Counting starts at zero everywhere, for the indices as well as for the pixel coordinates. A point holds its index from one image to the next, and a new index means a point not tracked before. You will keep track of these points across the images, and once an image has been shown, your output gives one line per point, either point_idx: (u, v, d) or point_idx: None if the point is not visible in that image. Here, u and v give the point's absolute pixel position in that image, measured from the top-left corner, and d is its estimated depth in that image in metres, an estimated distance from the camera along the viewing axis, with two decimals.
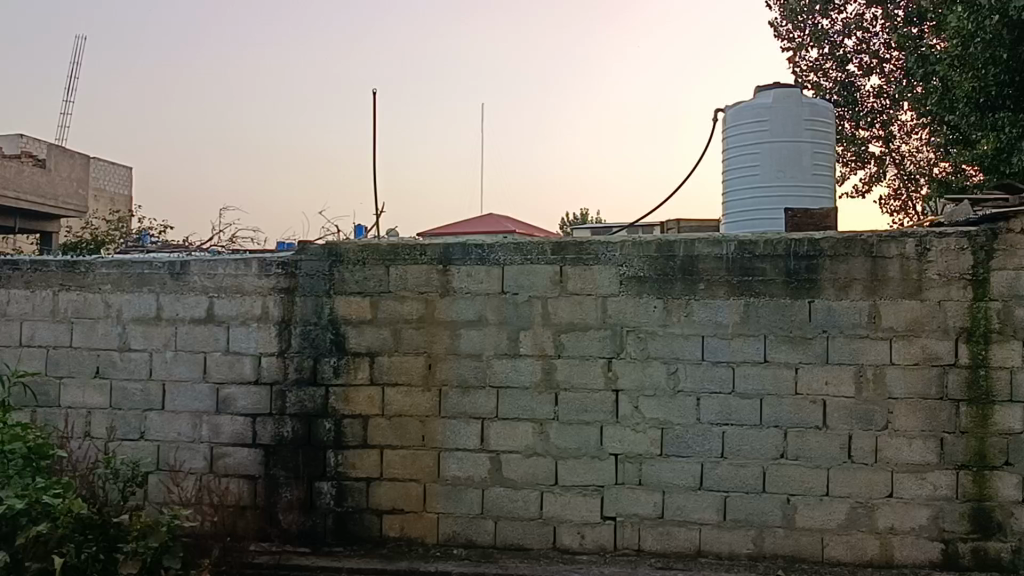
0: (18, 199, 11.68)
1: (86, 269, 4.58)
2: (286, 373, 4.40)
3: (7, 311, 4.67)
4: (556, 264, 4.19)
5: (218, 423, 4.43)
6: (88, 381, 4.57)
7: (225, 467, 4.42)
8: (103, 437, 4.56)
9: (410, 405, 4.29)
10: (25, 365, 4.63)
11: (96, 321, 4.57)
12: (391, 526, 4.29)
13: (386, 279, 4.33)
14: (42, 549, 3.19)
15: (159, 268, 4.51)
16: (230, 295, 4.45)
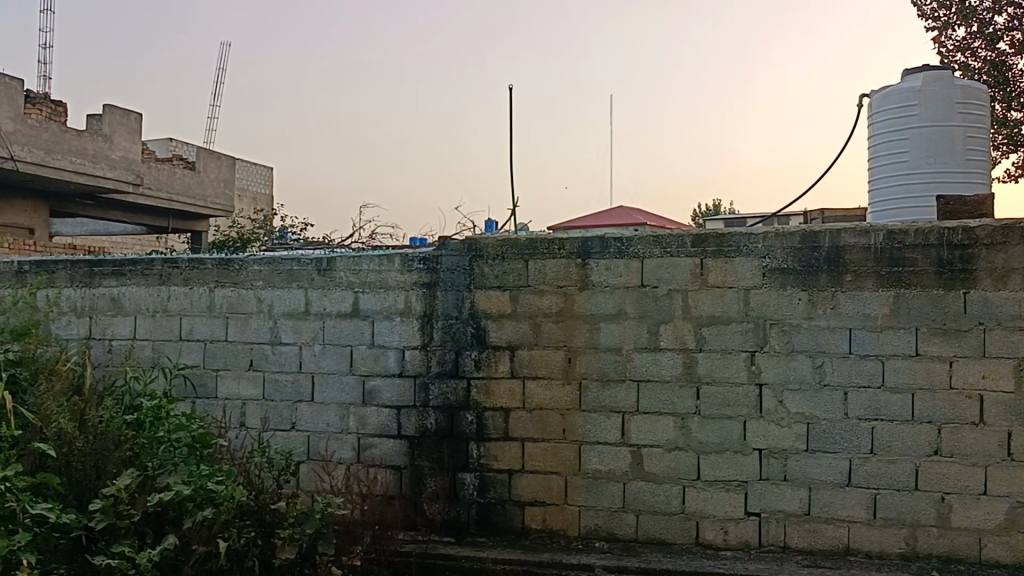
0: (170, 200, 12.27)
1: (239, 266, 4.78)
2: (429, 366, 4.49)
3: (168, 307, 4.93)
4: (696, 256, 4.14)
5: (365, 415, 4.56)
6: (242, 373, 4.77)
7: (372, 457, 4.54)
8: (257, 427, 4.75)
9: (551, 398, 4.32)
10: (185, 358, 4.88)
11: (249, 316, 4.77)
12: (533, 518, 4.32)
13: (526, 273, 4.36)
14: (207, 533, 3.34)
15: (306, 265, 4.66)
16: (374, 290, 4.56)
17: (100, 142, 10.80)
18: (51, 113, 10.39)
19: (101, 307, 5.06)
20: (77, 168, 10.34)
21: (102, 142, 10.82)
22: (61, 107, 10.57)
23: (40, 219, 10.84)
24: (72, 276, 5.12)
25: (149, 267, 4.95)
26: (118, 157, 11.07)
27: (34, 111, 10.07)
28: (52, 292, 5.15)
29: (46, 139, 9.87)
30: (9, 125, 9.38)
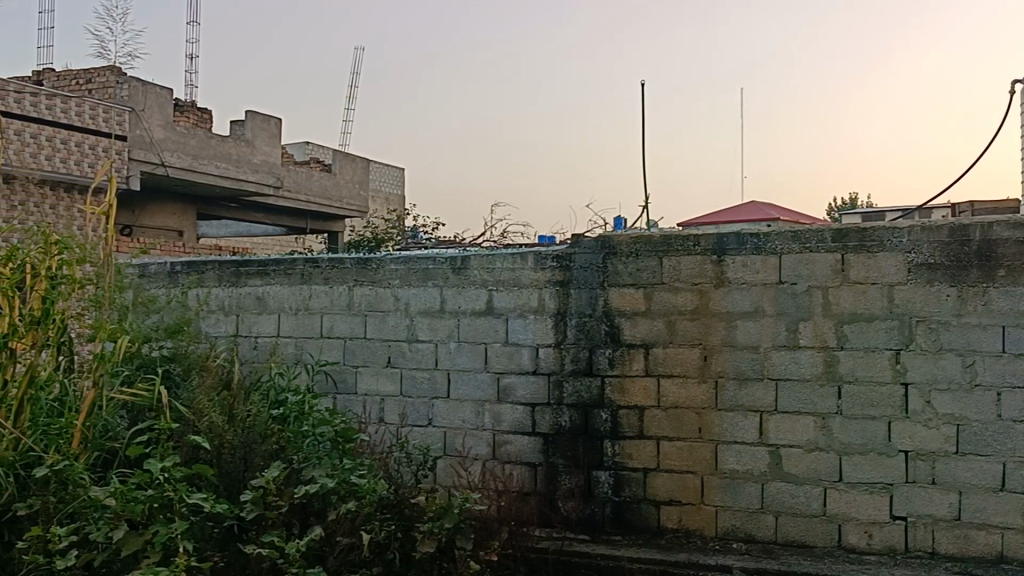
0: (308, 202, 12.66)
1: (377, 266, 4.89)
2: (563, 364, 4.50)
3: (309, 305, 5.08)
4: (837, 252, 4.02)
5: (500, 412, 4.61)
6: (380, 369, 4.88)
7: (507, 454, 4.58)
8: (396, 422, 4.85)
9: (686, 397, 4.27)
10: (325, 355, 5.03)
11: (387, 314, 4.87)
12: (669, 518, 4.28)
13: (660, 271, 4.33)
14: (349, 525, 3.45)
15: (441, 263, 4.74)
16: (508, 288, 4.60)
17: (244, 147, 11.22)
18: (197, 120, 10.87)
19: (247, 305, 5.26)
20: (222, 173, 10.77)
21: (245, 147, 11.24)
22: (207, 115, 11.03)
23: (188, 222, 11.32)
24: (220, 276, 5.35)
25: (291, 267, 5.12)
26: (259, 161, 11.47)
27: (182, 118, 10.55)
28: (202, 292, 5.39)
29: (194, 144, 10.32)
30: (160, 133, 9.85)
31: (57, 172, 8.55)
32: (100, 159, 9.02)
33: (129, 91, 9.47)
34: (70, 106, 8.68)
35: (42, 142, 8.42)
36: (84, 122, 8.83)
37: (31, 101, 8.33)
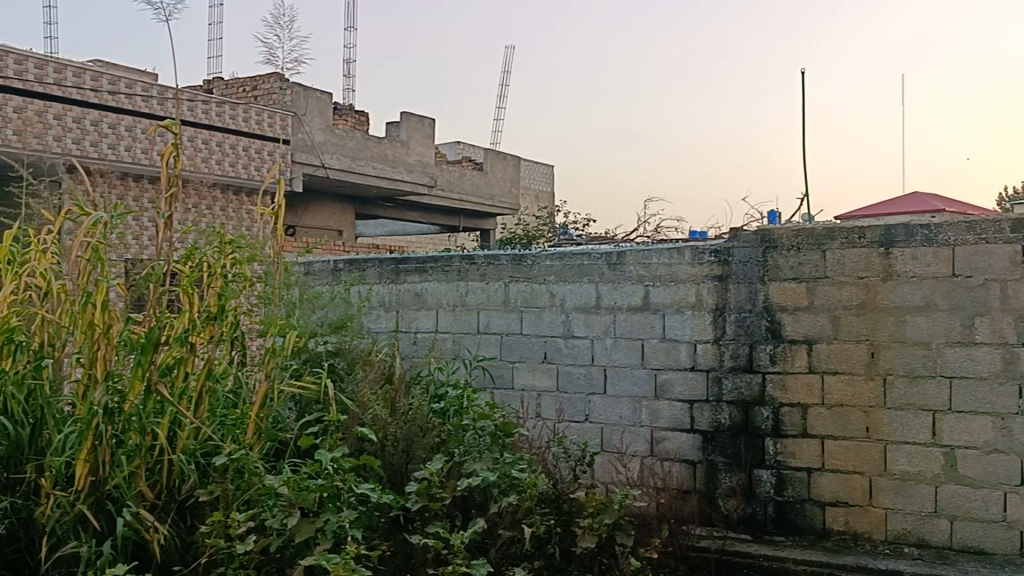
0: (460, 200, 12.86)
1: (532, 262, 4.93)
2: (722, 360, 4.41)
3: (466, 301, 5.16)
4: (1017, 243, 3.80)
5: (657, 408, 4.56)
6: (537, 365, 4.92)
7: (666, 451, 4.53)
8: (552, 418, 4.87)
9: (852, 394, 4.12)
10: (483, 350, 5.10)
11: (542, 310, 4.90)
12: (835, 519, 4.14)
13: (823, 264, 4.19)
14: (512, 519, 3.50)
15: (597, 259, 4.73)
16: (665, 283, 4.55)
17: (399, 147, 11.49)
18: (355, 123, 11.21)
19: (406, 302, 5.39)
20: (379, 173, 11.07)
21: (400, 147, 11.51)
22: (364, 117, 11.35)
23: (347, 222, 11.66)
24: (381, 273, 5.53)
25: (448, 264, 5.23)
26: (414, 161, 11.72)
27: (341, 121, 10.90)
28: (364, 288, 5.59)
29: (352, 146, 10.65)
30: (320, 136, 10.22)
31: (226, 175, 8.97)
32: (266, 163, 9.41)
33: (292, 97, 9.87)
34: (238, 112, 9.10)
35: (213, 148, 8.85)
36: (251, 128, 9.24)
37: (203, 108, 8.78)
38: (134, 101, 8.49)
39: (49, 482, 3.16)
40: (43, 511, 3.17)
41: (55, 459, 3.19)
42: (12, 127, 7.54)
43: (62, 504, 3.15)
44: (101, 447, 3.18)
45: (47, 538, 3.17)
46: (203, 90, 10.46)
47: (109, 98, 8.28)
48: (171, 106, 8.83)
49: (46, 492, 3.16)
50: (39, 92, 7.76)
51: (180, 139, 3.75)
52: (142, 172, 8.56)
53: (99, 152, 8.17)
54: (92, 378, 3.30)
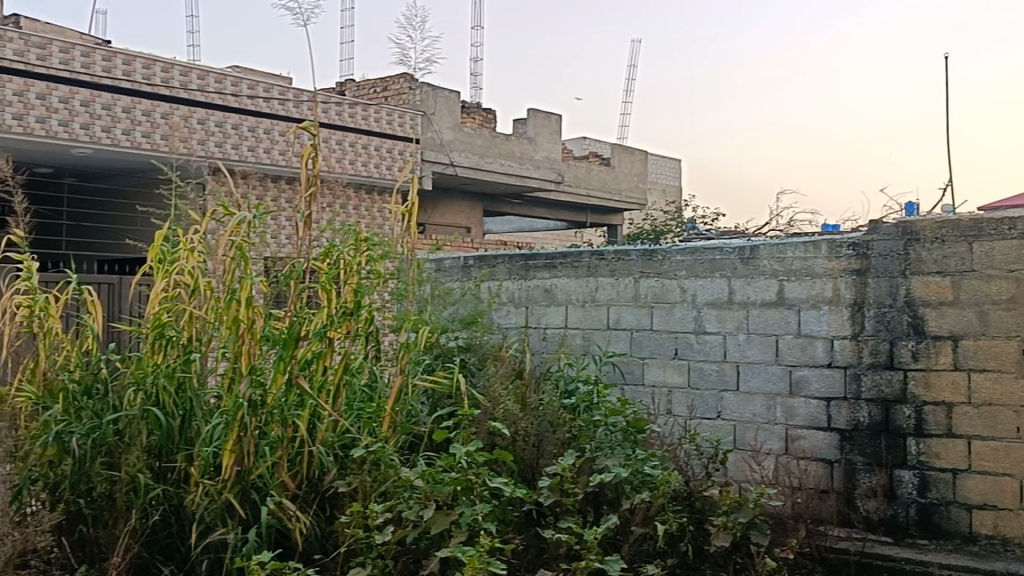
0: (587, 196, 12.84)
1: (663, 257, 4.89)
2: (861, 357, 4.28)
3: (596, 297, 5.16)
4: None
5: (793, 406, 4.46)
6: (668, 361, 4.87)
7: (801, 449, 4.42)
8: (684, 414, 4.81)
9: (1002, 392, 3.94)
10: (613, 346, 5.08)
11: (674, 306, 4.85)
12: (982, 523, 3.95)
13: (969, 257, 4.02)
14: (645, 516, 3.51)
15: (730, 253, 4.66)
16: (800, 278, 4.44)
17: (526, 144, 11.56)
18: (483, 120, 11.31)
19: (536, 297, 5.42)
20: (507, 170, 11.15)
21: (527, 144, 11.57)
22: (491, 115, 11.45)
23: (476, 219, 11.77)
24: (511, 269, 5.56)
25: (578, 260, 5.23)
26: (541, 157, 11.75)
27: (469, 119, 11.02)
28: (494, 284, 5.64)
29: (480, 144, 10.77)
30: (449, 134, 10.39)
31: (359, 175, 9.18)
32: (398, 162, 9.59)
33: (421, 96, 10.07)
34: (369, 112, 9.32)
35: (346, 148, 9.07)
36: (382, 128, 9.44)
37: (336, 110, 9.01)
38: (272, 104, 8.76)
39: (198, 471, 3.31)
40: (194, 498, 3.31)
41: (204, 448, 3.33)
42: (159, 133, 7.91)
43: (211, 491, 3.29)
44: (246, 438, 3.32)
45: (198, 525, 3.32)
46: (336, 92, 10.74)
47: (248, 102, 8.58)
48: (307, 109, 9.11)
49: (196, 480, 3.31)
50: (184, 98, 8.11)
51: (318, 140, 3.87)
52: (280, 174, 8.84)
53: (240, 154, 8.47)
54: (237, 371, 3.43)
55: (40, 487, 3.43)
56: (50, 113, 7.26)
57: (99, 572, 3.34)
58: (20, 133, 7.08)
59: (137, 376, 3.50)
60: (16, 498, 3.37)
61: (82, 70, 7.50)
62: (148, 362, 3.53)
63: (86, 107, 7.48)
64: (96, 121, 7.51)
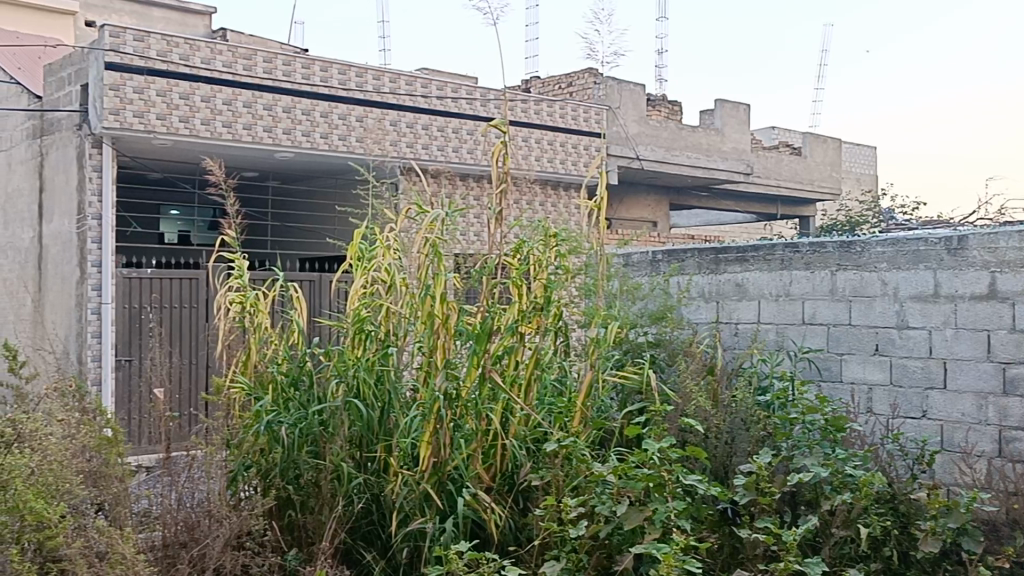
0: (778, 186, 12.48)
1: (861, 249, 4.70)
2: None
3: (790, 291, 5.00)
4: None
5: (1006, 406, 4.15)
6: (869, 357, 4.67)
7: (1017, 452, 4.11)
8: (886, 413, 4.59)
9: None
10: (809, 342, 4.92)
11: (874, 300, 4.65)
12: None
13: None
14: (847, 519, 3.39)
15: (935, 244, 4.41)
16: (1014, 269, 4.13)
17: (714, 136, 11.34)
18: (669, 113, 11.18)
19: (727, 292, 5.30)
20: (694, 163, 10.98)
21: (715, 135, 11.36)
22: (677, 107, 11.30)
23: (662, 213, 11.65)
24: (700, 263, 5.47)
25: (771, 252, 5.10)
26: (729, 148, 11.51)
27: (654, 112, 10.93)
28: (683, 279, 5.55)
29: (666, 136, 10.67)
30: (634, 128, 10.35)
31: (546, 171, 9.25)
32: (584, 157, 9.61)
33: (605, 90, 10.07)
34: (555, 108, 9.38)
35: (532, 144, 9.16)
36: (568, 123, 9.48)
37: (523, 107, 9.14)
38: (460, 104, 8.95)
39: (397, 462, 3.43)
40: (393, 487, 3.45)
41: (403, 440, 3.44)
42: (355, 136, 8.22)
43: (409, 481, 3.40)
44: (442, 430, 3.41)
45: (398, 513, 3.44)
46: (521, 91, 10.88)
47: (437, 102, 8.80)
48: (495, 107, 9.27)
49: (396, 471, 3.44)
50: (377, 101, 8.40)
51: (508, 138, 3.93)
52: (469, 172, 9.03)
53: (431, 154, 8.70)
54: (433, 365, 3.52)
55: (253, 473, 3.65)
56: (256, 119, 7.69)
57: (308, 556, 3.51)
58: (229, 140, 7.55)
59: (340, 368, 3.65)
60: (232, 483, 3.58)
61: (284, 78, 7.89)
62: (349, 356, 3.67)
63: (287, 113, 7.86)
64: (297, 126, 7.90)
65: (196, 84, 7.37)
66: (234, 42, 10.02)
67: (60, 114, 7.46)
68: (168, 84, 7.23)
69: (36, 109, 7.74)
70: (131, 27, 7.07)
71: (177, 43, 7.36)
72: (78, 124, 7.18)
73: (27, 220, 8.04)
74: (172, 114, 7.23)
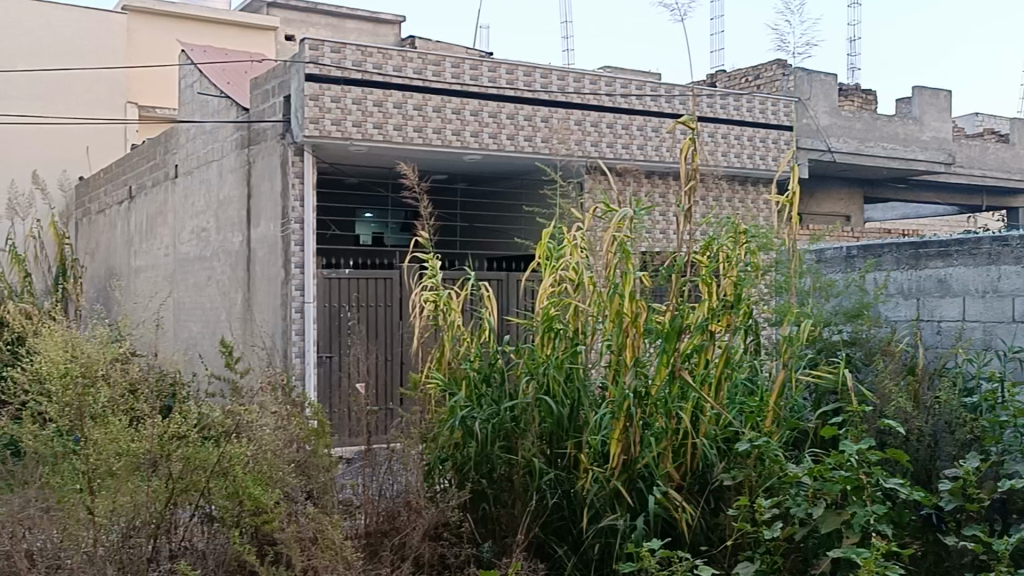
0: (983, 176, 11.81)
1: None
2: None
3: (999, 287, 4.73)
4: None
5: None
6: None
7: None
8: None
9: None
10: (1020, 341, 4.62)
11: None
12: None
13: None
14: None
15: None
16: None
17: (912, 125, 10.84)
18: (862, 103, 10.78)
19: (929, 289, 5.06)
20: (890, 153, 10.55)
21: (913, 124, 10.85)
22: (871, 96, 10.87)
23: (856, 207, 11.24)
24: (899, 258, 5.26)
25: (976, 247, 4.85)
26: (929, 138, 10.96)
27: (847, 103, 10.57)
28: (881, 275, 5.34)
29: (860, 128, 10.30)
30: (826, 120, 10.04)
31: (733, 166, 9.09)
32: (773, 151, 9.38)
33: (795, 82, 9.79)
34: (742, 102, 9.19)
35: (719, 140, 9.01)
36: (756, 117, 9.27)
37: (709, 103, 9.00)
38: (645, 101, 8.91)
39: (587, 459, 3.47)
40: (585, 484, 3.48)
41: (593, 437, 3.48)
42: (541, 136, 8.33)
43: (600, 478, 3.43)
44: (632, 428, 3.43)
45: (590, 509, 3.48)
46: (706, 85, 10.72)
47: (622, 101, 8.78)
48: (680, 104, 9.17)
49: (586, 467, 3.48)
50: (563, 102, 8.48)
51: (698, 134, 3.88)
52: (654, 169, 8.97)
53: (615, 152, 8.70)
54: (622, 363, 3.54)
55: (448, 467, 3.77)
56: (445, 123, 7.91)
57: (503, 549, 3.60)
58: (420, 144, 7.79)
59: (531, 366, 3.72)
60: (429, 476, 3.72)
61: (471, 82, 8.06)
62: (540, 354, 3.74)
63: (475, 116, 8.04)
64: (484, 128, 8.07)
65: (388, 91, 7.66)
66: (424, 48, 10.33)
67: (265, 124, 7.92)
68: (363, 92, 7.54)
69: (245, 121, 8.24)
70: (329, 39, 7.41)
71: (371, 52, 7.64)
72: (282, 133, 7.61)
73: (237, 224, 8.58)
74: (367, 121, 7.54)
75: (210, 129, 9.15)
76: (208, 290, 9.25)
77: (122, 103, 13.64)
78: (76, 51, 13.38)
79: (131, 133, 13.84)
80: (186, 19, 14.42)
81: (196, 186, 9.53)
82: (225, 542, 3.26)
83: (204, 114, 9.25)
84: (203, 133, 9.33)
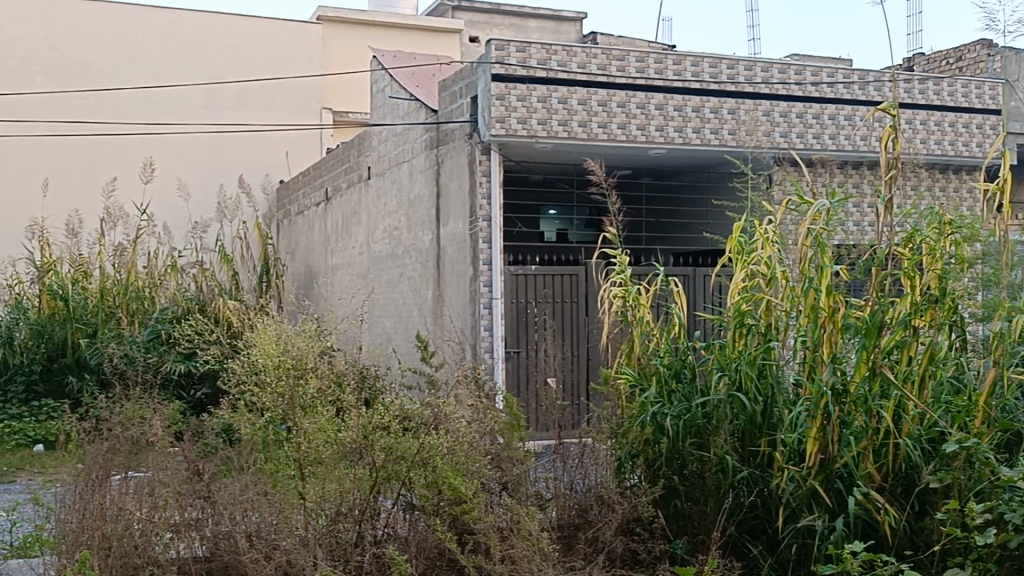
0: None
1: None
2: None
3: None
4: None
5: None
6: None
7: None
8: None
9: None
10: None
11: None
12: None
13: None
14: None
15: None
16: None
17: None
18: None
19: None
20: None
21: None
22: None
23: None
24: None
25: None
26: None
27: None
28: None
29: None
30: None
31: (934, 154, 8.64)
32: (978, 137, 8.87)
33: (1002, 62, 9.21)
34: (944, 86, 8.72)
35: (918, 127, 8.59)
36: (959, 100, 8.78)
37: (908, 88, 8.58)
38: (838, 88, 8.59)
39: (782, 457, 3.40)
40: (780, 483, 3.41)
41: (789, 435, 3.39)
42: (728, 129, 8.18)
43: (796, 477, 3.36)
44: (830, 426, 3.33)
45: (786, 508, 3.41)
46: (903, 69, 10.24)
47: (812, 89, 8.50)
48: (875, 90, 8.80)
49: (782, 466, 3.41)
50: (750, 92, 8.28)
51: (899, 122, 3.71)
52: (848, 159, 8.65)
53: (806, 143, 8.44)
54: (818, 359, 3.44)
55: (639, 462, 3.77)
56: (629, 118, 7.89)
57: (698, 545, 3.59)
58: (605, 140, 7.81)
59: (722, 362, 3.68)
60: (619, 471, 3.75)
61: (656, 76, 8.01)
62: (732, 350, 3.69)
63: (659, 110, 7.98)
64: (669, 123, 8.00)
65: (573, 88, 7.71)
66: (608, 43, 10.31)
67: (453, 125, 8.13)
68: (548, 90, 7.63)
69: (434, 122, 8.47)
70: (514, 39, 7.52)
71: (555, 50, 7.71)
72: (469, 133, 7.79)
73: (426, 223, 8.85)
74: (552, 118, 7.63)
75: (400, 131, 9.47)
76: (400, 287, 9.58)
77: (318, 109, 14.31)
78: (276, 61, 14.12)
79: (327, 137, 14.53)
80: (376, 26, 14.94)
81: (387, 186, 9.88)
82: (426, 529, 3.39)
83: (395, 116, 9.57)
84: (393, 135, 9.66)
